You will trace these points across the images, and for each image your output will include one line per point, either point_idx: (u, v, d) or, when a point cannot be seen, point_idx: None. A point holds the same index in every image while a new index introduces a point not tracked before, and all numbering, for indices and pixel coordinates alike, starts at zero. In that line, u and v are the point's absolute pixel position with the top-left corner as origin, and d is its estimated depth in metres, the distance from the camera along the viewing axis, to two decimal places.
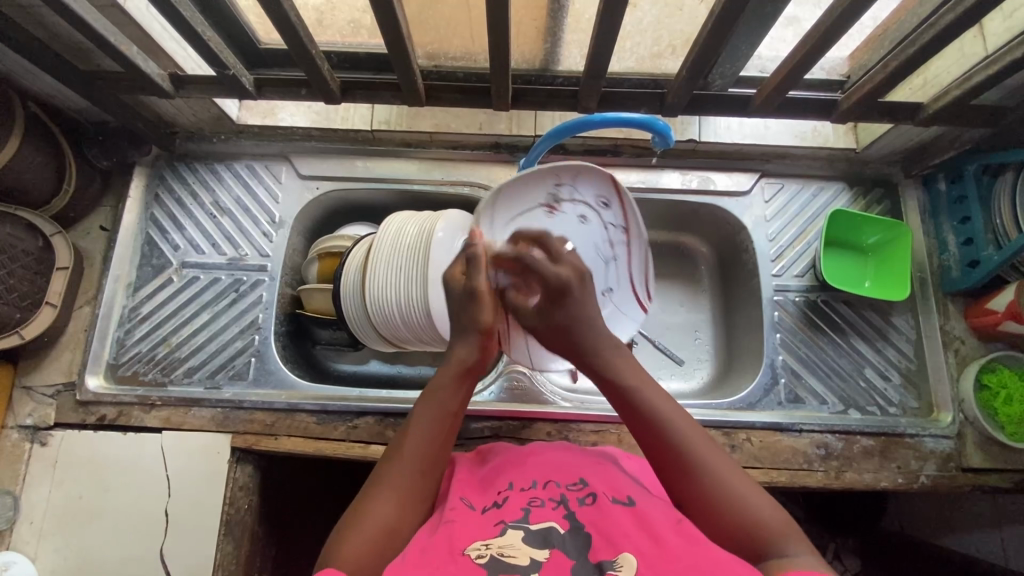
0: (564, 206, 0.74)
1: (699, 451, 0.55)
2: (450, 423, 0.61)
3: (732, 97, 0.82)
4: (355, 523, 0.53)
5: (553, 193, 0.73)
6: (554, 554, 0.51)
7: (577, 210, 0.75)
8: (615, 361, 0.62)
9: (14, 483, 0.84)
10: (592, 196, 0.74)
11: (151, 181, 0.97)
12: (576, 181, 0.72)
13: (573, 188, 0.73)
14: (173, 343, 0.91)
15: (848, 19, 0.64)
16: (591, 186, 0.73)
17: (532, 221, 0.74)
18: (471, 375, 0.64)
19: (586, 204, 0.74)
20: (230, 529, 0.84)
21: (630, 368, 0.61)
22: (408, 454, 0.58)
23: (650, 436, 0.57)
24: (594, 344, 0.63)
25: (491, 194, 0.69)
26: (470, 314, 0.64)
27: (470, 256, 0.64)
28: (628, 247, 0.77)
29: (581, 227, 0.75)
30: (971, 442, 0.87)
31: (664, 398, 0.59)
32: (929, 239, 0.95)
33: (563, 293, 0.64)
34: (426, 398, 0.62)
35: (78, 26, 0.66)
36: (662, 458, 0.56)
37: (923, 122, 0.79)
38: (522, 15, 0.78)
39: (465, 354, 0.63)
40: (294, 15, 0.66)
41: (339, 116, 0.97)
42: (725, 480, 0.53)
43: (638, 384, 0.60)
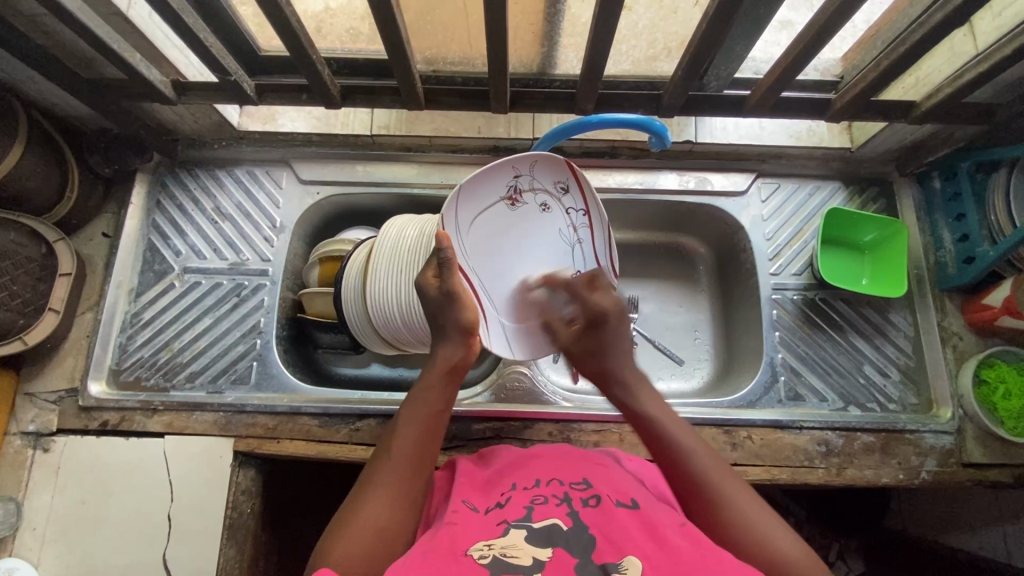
0: (526, 196, 0.73)
1: (727, 487, 0.57)
2: (436, 422, 0.62)
3: (727, 98, 0.83)
4: (345, 525, 0.54)
5: (512, 184, 0.71)
6: (558, 553, 0.51)
7: (538, 199, 0.74)
8: (641, 396, 0.65)
9: (17, 489, 0.84)
10: (551, 184, 0.74)
11: (153, 188, 0.98)
12: (534, 171, 0.72)
13: (530, 178, 0.72)
14: (175, 348, 0.92)
15: (841, 19, 0.65)
16: (548, 172, 0.73)
17: (497, 218, 0.72)
18: (454, 374, 0.65)
19: (547, 192, 0.74)
20: (233, 533, 0.84)
21: (653, 402, 0.64)
22: (396, 456, 0.59)
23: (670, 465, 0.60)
24: (622, 373, 0.66)
25: (454, 193, 0.66)
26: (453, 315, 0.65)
27: (441, 259, 0.63)
28: (591, 230, 0.77)
29: (545, 216, 0.74)
30: (971, 437, 0.87)
31: (687, 433, 0.61)
32: (925, 236, 0.95)
33: (597, 322, 0.67)
34: (412, 398, 0.63)
35: (82, 33, 0.67)
36: (691, 490, 0.58)
37: (916, 119, 0.80)
38: (519, 19, 0.79)
39: (450, 353, 0.65)
40: (296, 22, 0.67)
41: (339, 121, 0.98)
42: (750, 516, 0.55)
43: (663, 418, 0.63)
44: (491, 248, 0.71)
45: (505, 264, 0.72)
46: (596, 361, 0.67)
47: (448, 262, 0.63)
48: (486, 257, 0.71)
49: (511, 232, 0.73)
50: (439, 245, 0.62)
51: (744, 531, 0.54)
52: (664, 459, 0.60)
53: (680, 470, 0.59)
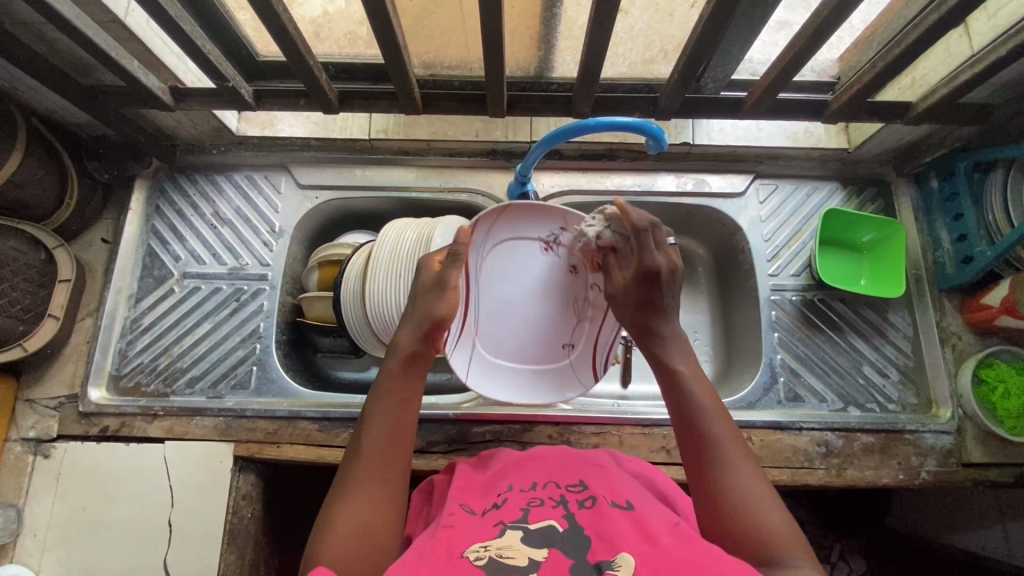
0: (561, 249, 0.73)
1: (733, 454, 0.57)
2: (403, 412, 0.61)
3: (723, 100, 0.83)
4: (326, 531, 0.55)
5: (555, 233, 0.72)
6: (553, 554, 0.52)
7: (568, 258, 0.73)
8: (673, 350, 0.63)
9: (18, 496, 0.84)
10: (588, 248, 0.73)
11: (152, 193, 0.98)
12: (579, 231, 0.72)
13: (574, 236, 0.72)
14: (175, 354, 0.92)
15: (836, 20, 0.65)
16: (583, 238, 0.72)
17: (523, 255, 0.73)
18: (417, 360, 0.63)
19: (580, 256, 0.73)
20: (234, 538, 0.84)
21: (685, 357, 0.63)
22: (368, 453, 0.59)
23: (686, 420, 0.60)
24: (662, 329, 0.65)
25: (491, 211, 0.67)
26: (424, 304, 0.63)
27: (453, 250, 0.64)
28: (607, 312, 0.76)
29: (568, 276, 0.74)
30: (970, 437, 0.87)
31: (708, 392, 0.61)
32: (923, 236, 0.95)
33: (656, 275, 0.64)
34: (376, 390, 0.62)
35: (80, 41, 0.68)
36: (695, 447, 0.58)
37: (912, 120, 0.80)
38: (515, 24, 0.79)
39: (407, 339, 0.63)
40: (292, 27, 0.68)
41: (337, 126, 0.98)
42: (748, 485, 0.55)
43: (691, 375, 0.62)
44: (501, 280, 0.73)
45: (507, 297, 0.74)
46: (640, 312, 0.66)
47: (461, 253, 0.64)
48: (493, 284, 0.72)
49: (525, 274, 0.74)
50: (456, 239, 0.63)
51: (739, 495, 0.55)
52: (678, 410, 0.60)
53: (690, 424, 0.59)
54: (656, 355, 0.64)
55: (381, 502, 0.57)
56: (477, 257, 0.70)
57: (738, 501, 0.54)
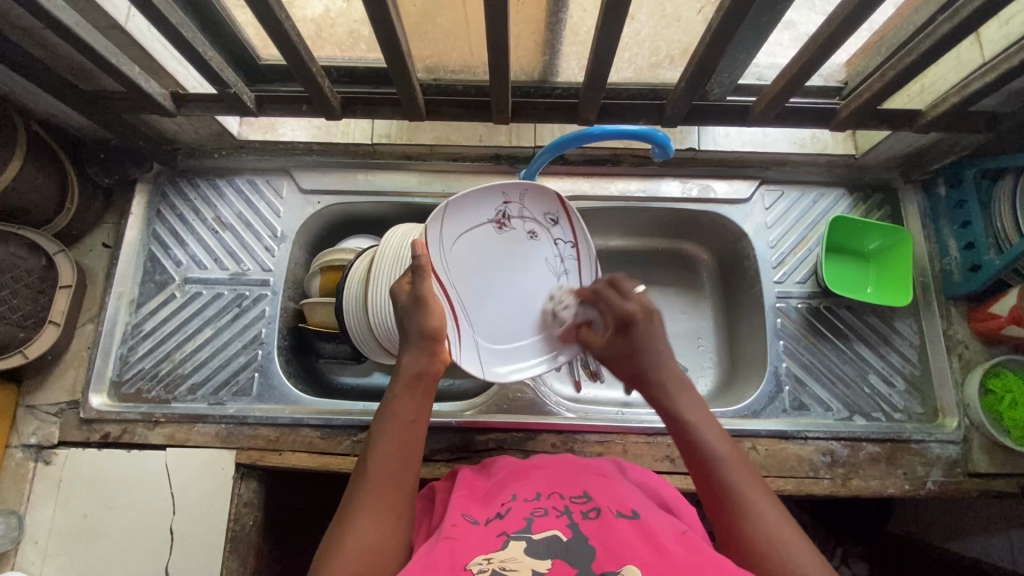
0: (513, 223, 0.73)
1: (754, 500, 0.55)
2: (409, 433, 0.62)
3: (730, 106, 0.82)
4: (334, 553, 0.54)
5: (501, 210, 0.72)
6: (557, 564, 0.51)
7: (527, 227, 0.74)
8: (682, 399, 0.62)
9: (19, 503, 0.84)
10: (541, 214, 0.75)
11: (153, 197, 0.97)
12: (524, 200, 0.73)
13: (520, 207, 0.73)
14: (176, 360, 0.91)
15: (848, 28, 0.64)
16: (540, 203, 0.74)
17: (481, 239, 0.72)
18: (425, 382, 0.64)
19: (536, 222, 0.74)
20: (236, 546, 0.83)
21: (690, 405, 0.62)
22: (375, 475, 0.59)
23: (701, 471, 0.58)
24: (657, 375, 0.64)
25: (443, 206, 0.67)
26: (420, 321, 0.64)
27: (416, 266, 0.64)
28: (576, 262, 0.77)
29: (533, 243, 0.75)
30: (977, 446, 0.87)
31: (720, 436, 0.60)
32: (929, 243, 0.95)
33: (630, 325, 0.66)
34: (384, 413, 0.62)
35: (80, 47, 0.67)
36: (717, 499, 0.56)
37: (922, 128, 0.80)
38: (520, 29, 0.78)
39: (412, 362, 0.64)
40: (294, 33, 0.67)
41: (340, 130, 0.98)
42: (781, 536, 0.53)
43: (697, 421, 0.61)
44: (477, 271, 0.71)
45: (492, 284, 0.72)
46: (630, 361, 0.66)
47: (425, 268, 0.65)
48: (466, 278, 0.70)
49: (498, 257, 0.73)
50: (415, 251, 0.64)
51: (767, 539, 0.52)
52: (697, 462, 0.59)
53: (707, 474, 0.58)
54: (660, 405, 0.63)
55: (388, 522, 0.56)
56: (443, 255, 0.68)
57: (772, 556, 0.52)
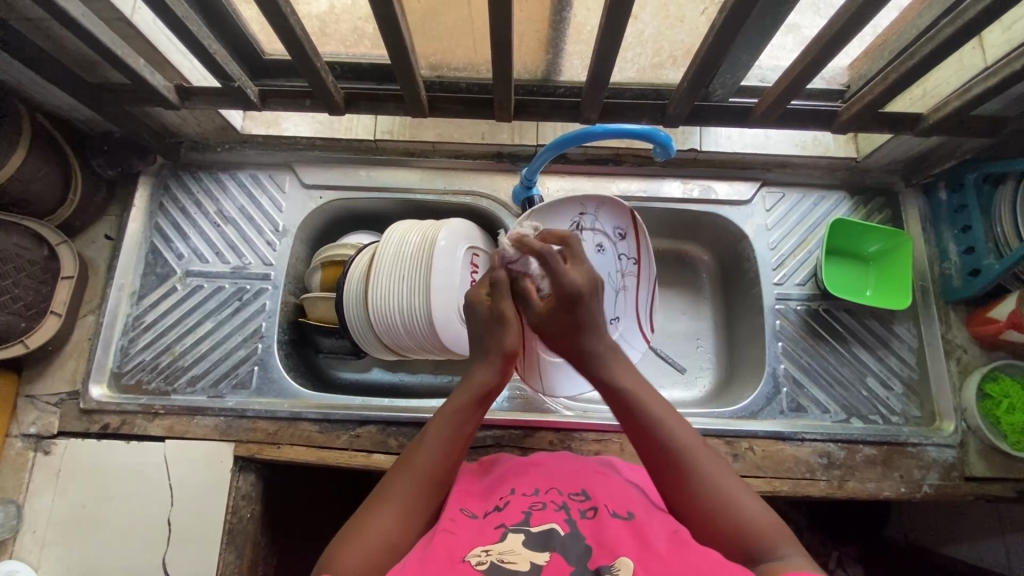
0: (586, 233, 0.83)
1: (695, 456, 0.58)
2: (460, 444, 0.62)
3: (732, 107, 0.83)
4: (354, 536, 0.55)
5: (577, 220, 0.83)
6: (554, 558, 0.51)
7: (596, 238, 0.83)
8: (613, 368, 0.64)
9: (17, 492, 0.84)
10: (610, 227, 0.84)
11: (156, 190, 0.98)
12: (598, 212, 0.83)
13: (595, 218, 0.83)
14: (177, 352, 0.92)
15: (850, 31, 0.64)
16: (611, 217, 0.83)
17: None
18: (485, 399, 0.64)
19: (604, 234, 0.84)
20: (232, 538, 0.84)
21: (626, 373, 0.64)
22: (414, 472, 0.60)
23: (643, 438, 0.60)
24: (597, 350, 0.64)
25: (528, 214, 0.79)
26: (494, 339, 0.65)
27: (496, 278, 0.66)
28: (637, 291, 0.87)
29: (600, 256, 0.84)
30: (974, 451, 0.87)
31: (660, 403, 0.62)
32: (930, 248, 0.95)
33: (575, 300, 0.63)
34: (442, 415, 0.63)
35: (87, 39, 0.67)
36: (660, 465, 0.59)
37: (923, 131, 0.80)
38: (524, 27, 0.78)
39: (485, 376, 0.65)
40: (299, 29, 0.67)
41: (342, 126, 0.99)
42: (725, 488, 0.56)
43: (636, 390, 0.63)
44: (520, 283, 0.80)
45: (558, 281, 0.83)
46: (574, 330, 0.64)
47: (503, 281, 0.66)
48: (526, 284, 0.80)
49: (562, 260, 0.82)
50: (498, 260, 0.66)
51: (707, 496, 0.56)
52: (636, 433, 0.61)
53: (651, 444, 0.60)
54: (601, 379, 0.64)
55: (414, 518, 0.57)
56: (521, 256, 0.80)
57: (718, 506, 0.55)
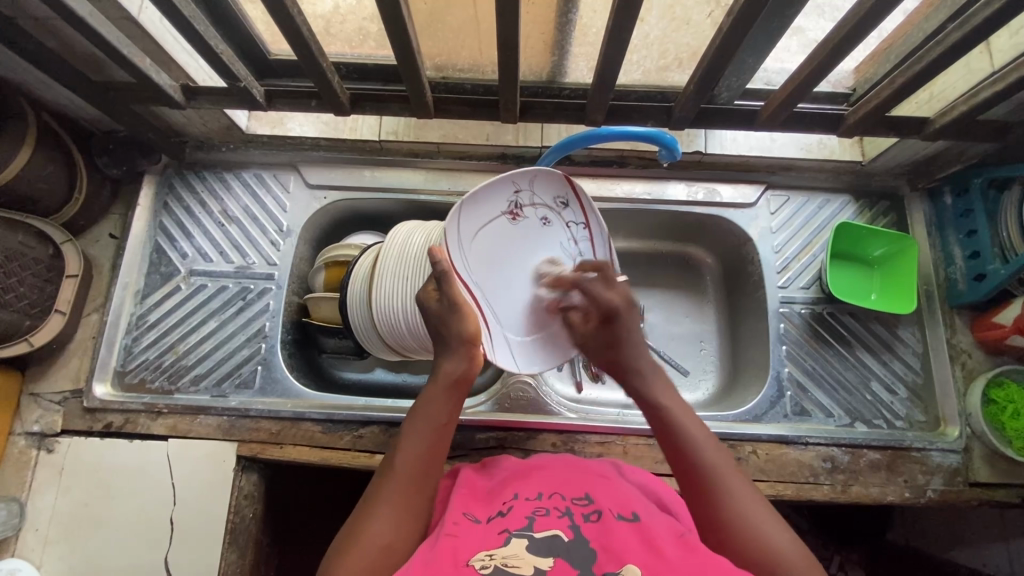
0: (526, 210, 0.73)
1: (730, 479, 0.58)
2: (440, 434, 0.62)
3: (739, 110, 0.83)
4: (349, 543, 0.55)
5: (514, 200, 0.72)
6: (559, 563, 0.51)
7: (539, 213, 0.74)
8: (657, 388, 0.66)
9: (20, 490, 0.84)
10: (550, 198, 0.74)
11: (161, 189, 0.98)
12: (534, 185, 0.72)
13: (531, 193, 0.73)
14: (180, 351, 0.92)
15: (858, 35, 0.64)
16: (548, 188, 0.73)
17: (497, 230, 0.71)
18: (460, 385, 0.65)
19: (546, 207, 0.74)
20: (235, 538, 0.84)
21: (669, 394, 0.65)
22: (399, 471, 0.60)
23: (677, 452, 0.61)
24: (637, 365, 0.67)
25: (460, 204, 0.66)
26: (456, 326, 0.65)
27: (438, 273, 0.65)
28: (592, 242, 0.77)
29: (546, 229, 0.75)
30: (978, 456, 0.86)
31: (699, 427, 0.62)
32: (935, 252, 0.95)
33: (611, 317, 0.69)
34: (418, 412, 0.63)
35: (94, 39, 0.67)
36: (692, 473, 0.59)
37: (929, 136, 0.80)
38: (531, 28, 0.78)
39: (453, 365, 0.65)
40: (306, 29, 0.67)
41: (346, 126, 0.99)
42: (759, 520, 0.55)
43: (674, 407, 0.64)
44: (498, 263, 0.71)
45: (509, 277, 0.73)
46: (614, 350, 0.69)
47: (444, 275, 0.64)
48: (490, 276, 0.71)
49: (513, 248, 0.72)
50: (433, 259, 0.64)
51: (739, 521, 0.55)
52: (675, 452, 0.61)
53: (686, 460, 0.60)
54: (641, 395, 0.66)
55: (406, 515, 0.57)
56: (461, 256, 0.68)
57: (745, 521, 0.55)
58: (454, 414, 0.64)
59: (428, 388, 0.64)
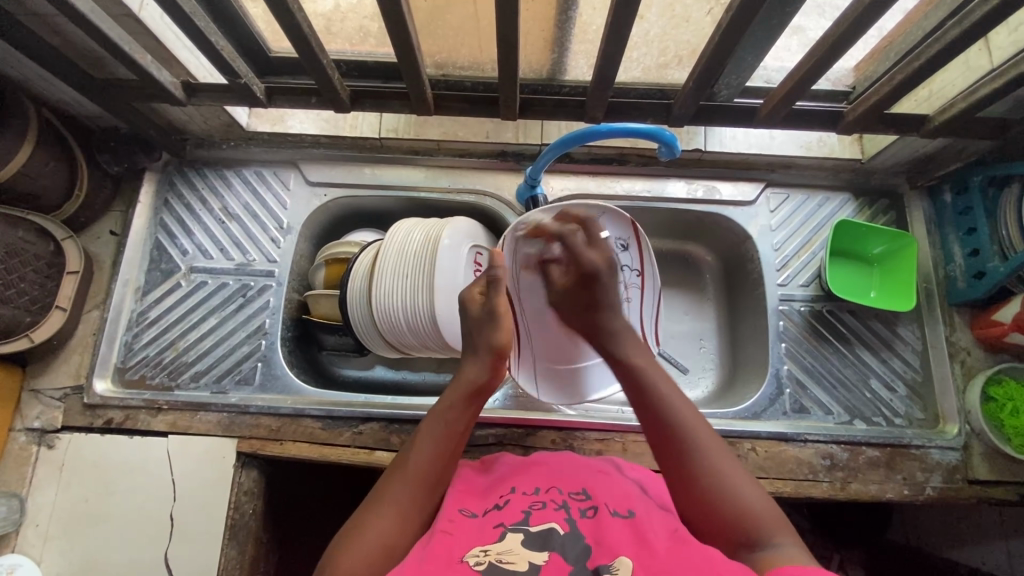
0: (581, 243, 0.79)
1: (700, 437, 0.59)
2: (453, 441, 0.63)
3: (738, 108, 0.83)
4: (354, 536, 0.56)
5: (571, 234, 0.79)
6: (553, 558, 0.51)
7: (595, 248, 0.81)
8: (626, 345, 0.67)
9: (21, 486, 0.85)
10: (614, 237, 0.81)
11: (161, 187, 0.98)
12: (595, 220, 0.80)
13: (596, 227, 0.81)
14: (180, 348, 0.92)
15: (857, 31, 0.64)
16: (614, 228, 0.81)
17: (545, 255, 0.80)
18: (480, 393, 0.66)
19: (604, 244, 0.81)
20: (234, 534, 0.84)
21: (637, 350, 0.66)
22: (410, 471, 0.60)
23: (648, 413, 0.62)
24: (610, 324, 0.68)
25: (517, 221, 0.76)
26: (486, 334, 0.67)
27: (491, 278, 0.68)
28: (642, 293, 0.83)
29: (595, 264, 0.80)
30: (977, 453, 0.86)
31: (669, 384, 0.64)
32: (935, 250, 0.95)
33: (591, 278, 0.68)
34: (436, 417, 0.64)
35: (95, 35, 0.67)
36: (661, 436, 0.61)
37: (928, 133, 0.80)
38: (530, 25, 0.78)
39: (475, 374, 0.66)
40: (306, 25, 0.67)
41: (347, 124, 0.98)
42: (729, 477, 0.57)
43: (644, 366, 0.65)
44: (532, 286, 0.81)
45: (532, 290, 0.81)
46: (593, 309, 0.69)
47: (498, 279, 0.67)
48: (526, 286, 0.81)
49: (551, 273, 0.80)
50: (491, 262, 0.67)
51: (710, 488, 0.57)
52: (645, 410, 0.62)
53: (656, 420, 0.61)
54: (611, 352, 0.67)
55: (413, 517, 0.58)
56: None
57: (712, 486, 0.57)
58: (468, 422, 0.65)
59: (447, 393, 0.66)
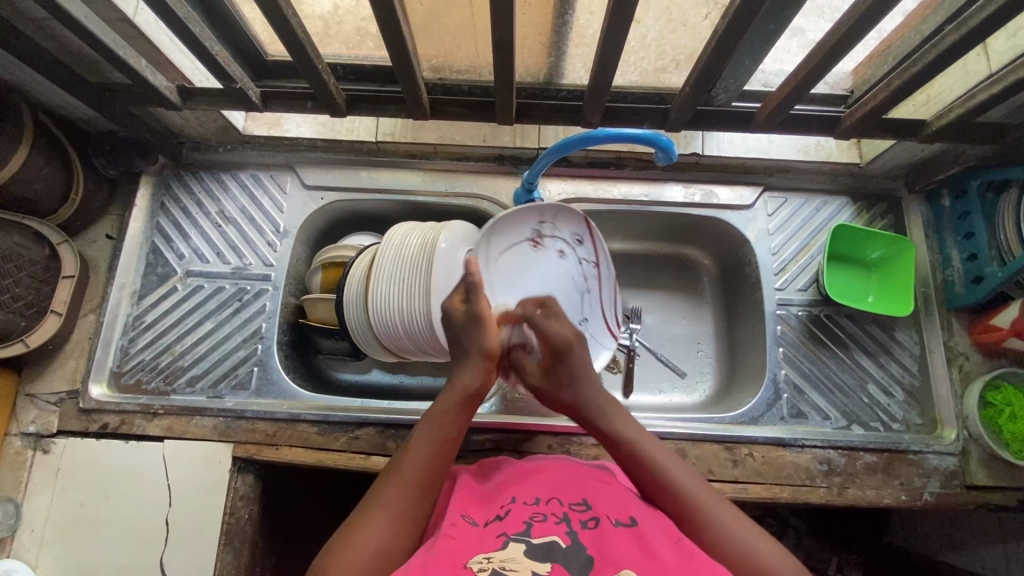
0: (547, 240, 0.83)
1: (706, 502, 0.59)
2: (447, 448, 0.63)
3: (735, 112, 0.83)
4: (349, 537, 0.55)
5: (537, 230, 0.82)
6: (556, 568, 0.51)
7: (556, 245, 0.84)
8: (614, 417, 0.67)
9: (16, 490, 0.84)
10: (569, 234, 0.85)
11: (158, 190, 0.98)
12: (556, 220, 0.83)
13: (553, 226, 0.84)
14: (176, 352, 0.92)
15: (854, 37, 0.64)
16: (569, 225, 0.84)
17: (518, 255, 0.82)
18: (471, 401, 0.66)
19: (564, 241, 0.85)
20: (230, 539, 0.84)
21: (624, 421, 0.67)
22: (404, 474, 0.60)
23: (648, 483, 0.62)
24: (590, 402, 0.69)
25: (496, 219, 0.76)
26: (474, 339, 0.69)
27: (470, 284, 0.70)
28: (598, 279, 0.89)
29: (561, 261, 0.85)
30: (975, 459, 0.86)
31: (661, 451, 0.64)
32: (933, 254, 0.95)
33: (563, 353, 0.71)
34: (429, 421, 0.64)
35: (90, 39, 0.67)
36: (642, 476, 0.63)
37: (925, 138, 0.79)
38: (526, 30, 0.78)
39: (469, 380, 0.67)
40: (301, 30, 0.67)
41: (344, 127, 0.98)
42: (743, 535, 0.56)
43: (635, 437, 0.65)
44: (513, 285, 0.81)
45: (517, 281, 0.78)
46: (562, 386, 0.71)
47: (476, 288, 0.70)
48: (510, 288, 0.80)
49: (529, 271, 0.82)
50: (467, 270, 0.70)
51: (730, 549, 0.55)
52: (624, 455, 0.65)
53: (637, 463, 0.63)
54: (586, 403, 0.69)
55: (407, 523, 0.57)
56: (488, 270, 0.78)
57: (727, 544, 0.55)
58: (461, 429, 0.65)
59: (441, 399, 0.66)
